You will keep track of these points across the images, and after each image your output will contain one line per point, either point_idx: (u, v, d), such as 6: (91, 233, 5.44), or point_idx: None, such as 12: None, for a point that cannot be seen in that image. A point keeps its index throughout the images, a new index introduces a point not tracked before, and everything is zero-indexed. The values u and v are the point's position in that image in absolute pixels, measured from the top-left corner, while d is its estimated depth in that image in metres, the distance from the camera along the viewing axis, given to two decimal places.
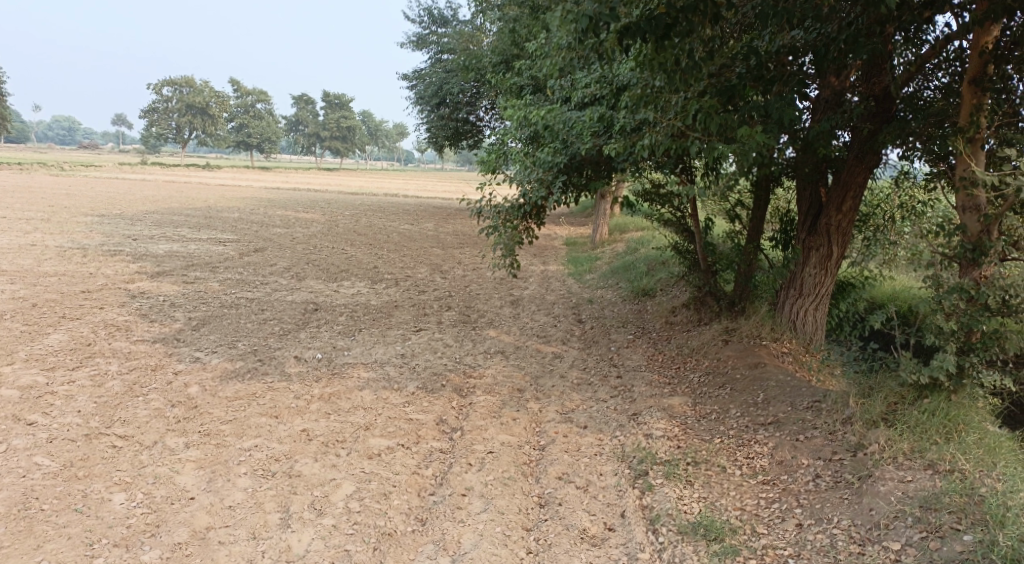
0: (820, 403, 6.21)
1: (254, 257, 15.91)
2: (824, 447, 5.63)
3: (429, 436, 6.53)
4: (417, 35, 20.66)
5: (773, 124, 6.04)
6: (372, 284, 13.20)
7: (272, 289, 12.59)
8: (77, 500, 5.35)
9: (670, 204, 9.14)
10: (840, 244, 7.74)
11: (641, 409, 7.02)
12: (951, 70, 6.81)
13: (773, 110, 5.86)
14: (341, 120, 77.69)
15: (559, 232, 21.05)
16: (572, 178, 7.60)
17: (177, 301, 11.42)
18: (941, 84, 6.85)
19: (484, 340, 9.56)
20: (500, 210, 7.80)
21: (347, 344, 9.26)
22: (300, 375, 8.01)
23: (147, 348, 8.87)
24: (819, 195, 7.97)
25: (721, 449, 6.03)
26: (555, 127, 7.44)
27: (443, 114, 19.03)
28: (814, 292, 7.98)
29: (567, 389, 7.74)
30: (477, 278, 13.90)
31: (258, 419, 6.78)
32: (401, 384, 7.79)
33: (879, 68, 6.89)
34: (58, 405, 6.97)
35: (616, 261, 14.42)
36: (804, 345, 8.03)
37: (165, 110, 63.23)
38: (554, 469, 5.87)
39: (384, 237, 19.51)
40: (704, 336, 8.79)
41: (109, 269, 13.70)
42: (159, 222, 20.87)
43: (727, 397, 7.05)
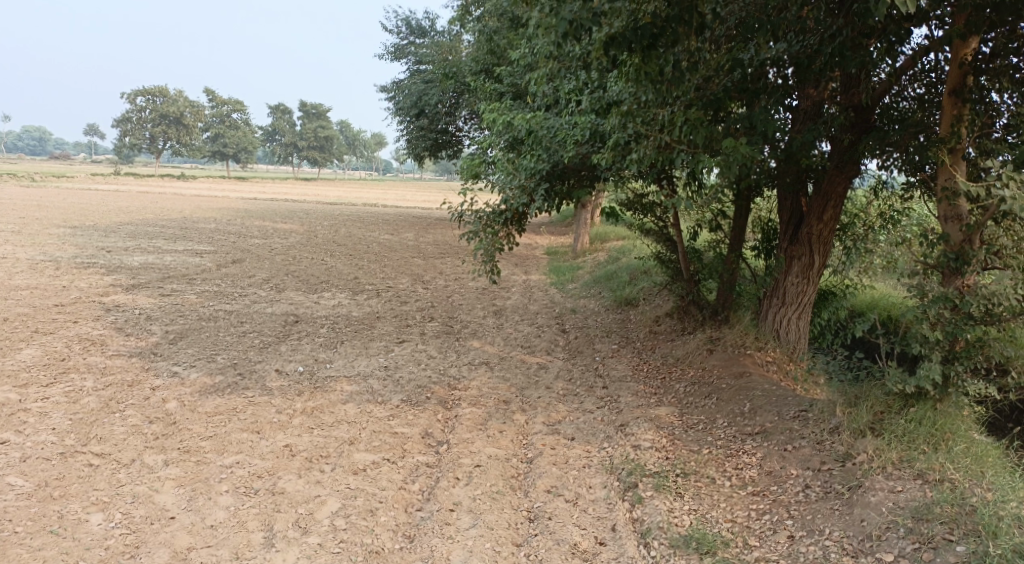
0: (806, 412, 6.22)
1: (232, 268, 15.71)
2: (812, 457, 5.63)
3: (415, 450, 6.44)
4: (396, 46, 20.61)
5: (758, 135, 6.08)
6: (353, 295, 13.07)
7: (251, 301, 12.43)
8: (53, 521, 5.19)
9: (652, 214, 9.15)
10: (822, 254, 7.77)
11: (628, 419, 6.99)
12: (927, 81, 6.84)
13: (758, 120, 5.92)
14: (318, 130, 77.30)
15: (540, 241, 21.04)
16: (556, 188, 7.58)
17: (154, 315, 11.22)
18: (917, 95, 6.88)
19: (467, 352, 9.49)
20: (481, 216, 7.75)
21: (329, 356, 9.14)
22: (282, 389, 7.88)
23: (123, 363, 8.69)
24: (801, 205, 8.01)
25: (710, 460, 6.01)
26: (538, 136, 7.41)
27: (422, 124, 18.97)
28: (797, 301, 8.01)
29: (553, 400, 7.69)
30: (459, 288, 13.82)
31: (239, 434, 6.65)
32: (386, 397, 7.69)
33: (857, 80, 6.92)
34: (32, 422, 6.79)
35: (598, 270, 14.42)
36: (788, 354, 8.05)
37: (139, 120, 62.54)
38: (542, 482, 5.81)
39: (364, 247, 19.37)
40: (689, 345, 8.79)
41: (83, 282, 13.45)
42: (134, 234, 20.57)
43: (713, 407, 7.04)
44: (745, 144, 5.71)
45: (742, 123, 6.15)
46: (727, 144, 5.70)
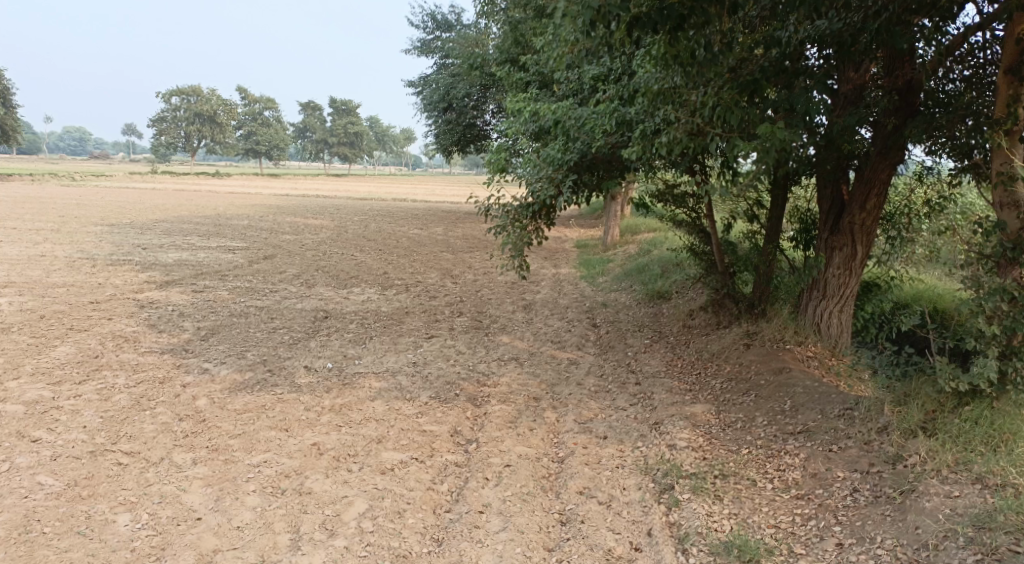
0: (852, 411, 5.97)
1: (264, 264, 15.75)
2: (860, 459, 5.39)
3: (443, 449, 6.31)
4: (423, 40, 20.49)
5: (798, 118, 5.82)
6: (382, 290, 13.00)
7: (282, 297, 12.41)
8: (80, 522, 5.15)
9: (685, 205, 8.91)
10: (865, 244, 7.47)
11: (663, 417, 6.78)
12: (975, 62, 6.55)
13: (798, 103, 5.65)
14: (349, 126, 77.71)
15: (570, 234, 20.81)
16: (585, 179, 7.38)
17: (186, 311, 11.25)
18: (965, 77, 6.60)
19: (497, 347, 9.35)
20: (509, 209, 7.57)
21: (357, 352, 9.05)
22: (311, 386, 7.80)
23: (155, 360, 8.69)
24: (842, 193, 7.71)
25: (750, 460, 5.79)
26: (566, 126, 7.21)
27: (450, 118, 18.86)
28: (839, 294, 7.73)
29: (584, 397, 7.50)
30: (488, 282, 13.68)
31: (268, 432, 6.58)
32: (414, 394, 7.57)
33: (901, 61, 6.62)
34: (64, 420, 6.78)
35: (630, 263, 14.17)
36: (830, 348, 7.78)
37: (174, 119, 63.45)
38: (575, 483, 5.64)
39: (394, 242, 19.32)
40: (725, 340, 8.55)
41: (117, 280, 13.56)
42: (169, 231, 20.77)
43: (752, 405, 6.81)
44: (784, 127, 5.43)
45: (780, 106, 5.86)
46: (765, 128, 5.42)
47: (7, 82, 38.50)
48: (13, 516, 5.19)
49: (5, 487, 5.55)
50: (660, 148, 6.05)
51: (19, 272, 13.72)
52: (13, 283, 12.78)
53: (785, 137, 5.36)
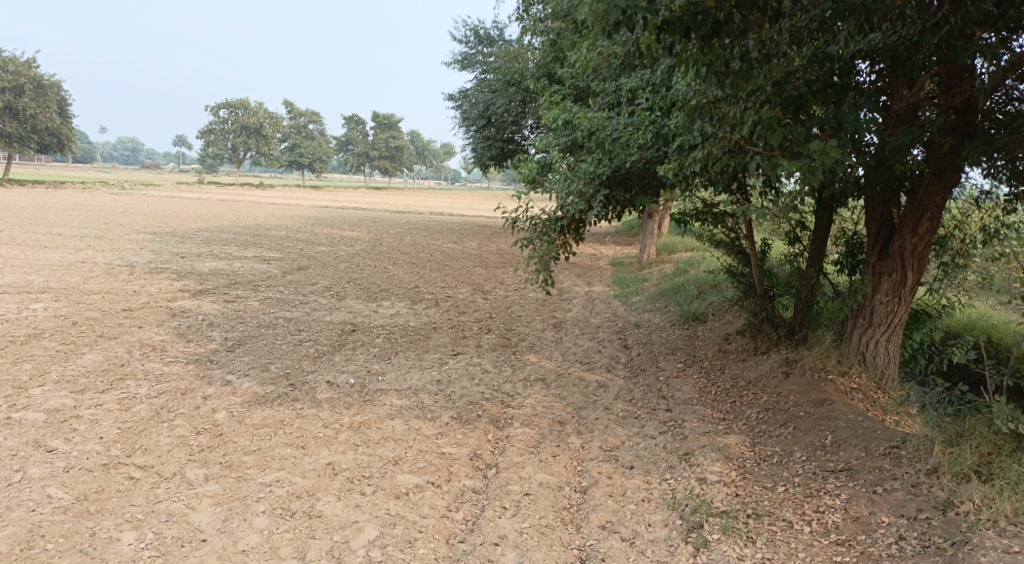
0: (898, 450, 5.64)
1: (297, 275, 15.73)
2: (907, 503, 4.99)
3: (461, 473, 6.06)
4: (464, 54, 20.44)
5: (844, 137, 5.48)
6: (412, 304, 12.83)
7: (312, 309, 12.31)
8: (84, 539, 5.01)
9: (724, 225, 8.60)
10: (915, 271, 7.10)
11: (693, 448, 6.44)
12: None
13: (847, 119, 5.31)
14: (390, 140, 78.47)
15: (605, 251, 20.51)
16: (617, 195, 7.12)
17: (216, 321, 11.19)
18: None
19: (524, 366, 9.08)
20: (537, 222, 7.35)
21: (381, 368, 8.87)
22: (331, 402, 7.61)
23: (179, 370, 8.60)
24: (891, 216, 7.35)
25: (786, 500, 5.44)
26: (599, 139, 6.96)
27: (487, 133, 18.77)
28: (887, 321, 7.38)
29: (611, 423, 7.19)
30: (520, 299, 13.44)
31: (283, 450, 6.37)
32: (436, 414, 7.33)
33: (959, 78, 6.28)
34: (81, 430, 6.66)
35: (665, 283, 13.82)
36: (876, 381, 7.42)
37: (221, 130, 64.72)
38: (596, 516, 5.34)
39: (428, 256, 19.22)
40: (762, 366, 8.23)
41: (152, 287, 13.62)
42: (208, 240, 20.96)
43: (790, 438, 6.49)
44: (833, 145, 5.08)
45: (827, 123, 5.49)
46: (812, 146, 5.08)
47: (62, 92, 39.55)
48: (17, 530, 5.07)
49: (14, 498, 5.43)
50: (696, 163, 5.82)
51: (58, 278, 13.86)
52: (50, 288, 12.90)
53: (834, 156, 5.00)
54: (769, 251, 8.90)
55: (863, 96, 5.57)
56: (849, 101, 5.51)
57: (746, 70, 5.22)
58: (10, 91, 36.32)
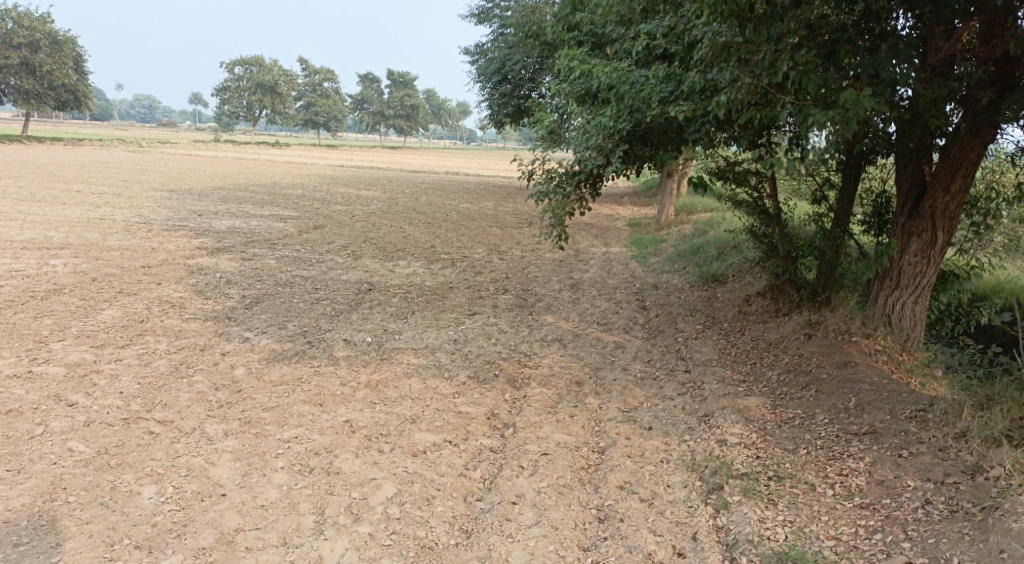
0: (924, 413, 5.57)
1: (313, 234, 15.69)
2: (934, 468, 4.92)
3: (479, 433, 6.05)
4: (481, 8, 20.05)
5: (879, 86, 5.26)
6: (429, 264, 12.78)
7: (328, 268, 12.28)
8: (105, 493, 5.05)
9: (747, 184, 8.52)
10: (946, 231, 6.95)
11: (713, 410, 6.39)
12: None
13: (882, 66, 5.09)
14: (406, 99, 77.72)
15: (622, 212, 20.30)
16: (638, 150, 6.95)
17: (233, 279, 11.18)
18: None
19: (541, 327, 9.03)
20: (553, 176, 7.22)
21: (398, 327, 8.84)
22: (348, 360, 7.61)
23: (197, 327, 8.61)
24: (923, 173, 7.17)
25: (808, 462, 5.39)
26: (622, 92, 6.78)
27: (504, 91, 18.49)
28: (915, 283, 7.24)
29: (629, 384, 7.13)
30: (536, 259, 13.33)
31: (301, 407, 6.37)
32: (453, 373, 7.32)
33: (999, 28, 6.00)
34: (101, 384, 6.69)
35: (683, 244, 13.66)
36: (901, 343, 7.32)
37: (236, 88, 64.30)
38: (615, 477, 5.31)
39: (444, 215, 19.07)
40: (784, 328, 8.14)
41: (170, 244, 13.62)
42: (225, 198, 20.93)
43: (812, 401, 6.45)
44: (870, 93, 4.86)
45: (863, 72, 5.24)
46: (845, 94, 4.88)
47: (78, 48, 39.31)
48: (39, 482, 5.12)
49: (36, 451, 5.47)
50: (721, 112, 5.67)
51: (76, 234, 13.89)
52: (69, 244, 12.94)
53: (871, 104, 4.80)
54: (792, 210, 8.75)
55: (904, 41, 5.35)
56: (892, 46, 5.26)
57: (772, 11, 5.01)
58: (26, 46, 36.22)
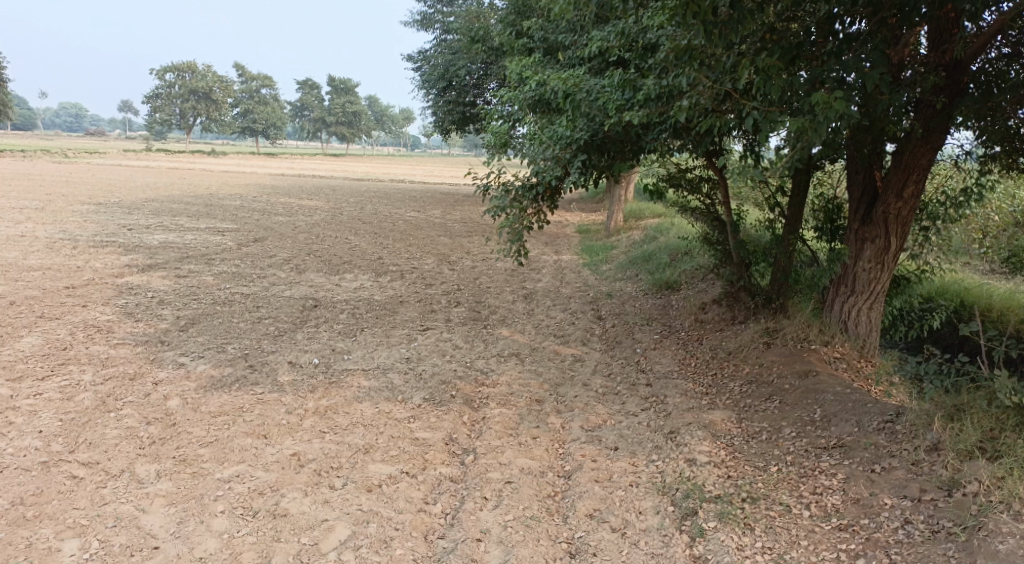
0: (893, 424, 5.43)
1: (253, 247, 15.06)
2: (909, 483, 4.78)
3: (437, 461, 5.69)
4: (423, 14, 19.68)
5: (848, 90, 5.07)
6: (376, 276, 12.33)
7: (270, 284, 11.72)
8: (20, 552, 4.54)
9: (699, 192, 8.40)
10: (899, 236, 6.89)
11: (678, 426, 6.16)
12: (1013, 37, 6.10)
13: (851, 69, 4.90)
14: (348, 106, 76.59)
15: (571, 218, 20.16)
16: (595, 160, 6.70)
17: (166, 298, 10.54)
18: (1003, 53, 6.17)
19: (497, 341, 8.71)
20: (510, 189, 6.92)
21: (347, 347, 8.40)
22: (294, 385, 7.14)
23: (127, 353, 8.02)
24: (875, 179, 7.10)
25: (781, 481, 5.18)
26: (577, 98, 6.51)
27: (449, 97, 18.17)
28: (870, 289, 7.17)
29: (591, 400, 6.86)
30: (487, 270, 13.01)
31: (243, 440, 5.91)
32: (406, 395, 6.93)
33: (949, 32, 6.07)
34: (17, 423, 6.10)
35: (635, 250, 13.54)
36: (858, 349, 7.24)
37: (168, 95, 62.26)
38: (583, 505, 5.03)
39: (390, 225, 18.60)
40: (742, 337, 8.00)
41: (97, 262, 12.84)
42: (157, 211, 20.01)
43: (777, 413, 6.28)
44: (842, 98, 4.68)
45: (828, 77, 5.04)
46: (814, 101, 4.69)
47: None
48: None
49: None
50: (683, 118, 5.45)
51: None
52: None
53: (844, 110, 4.63)
54: (745, 217, 8.63)
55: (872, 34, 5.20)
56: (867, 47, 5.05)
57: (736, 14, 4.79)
58: None
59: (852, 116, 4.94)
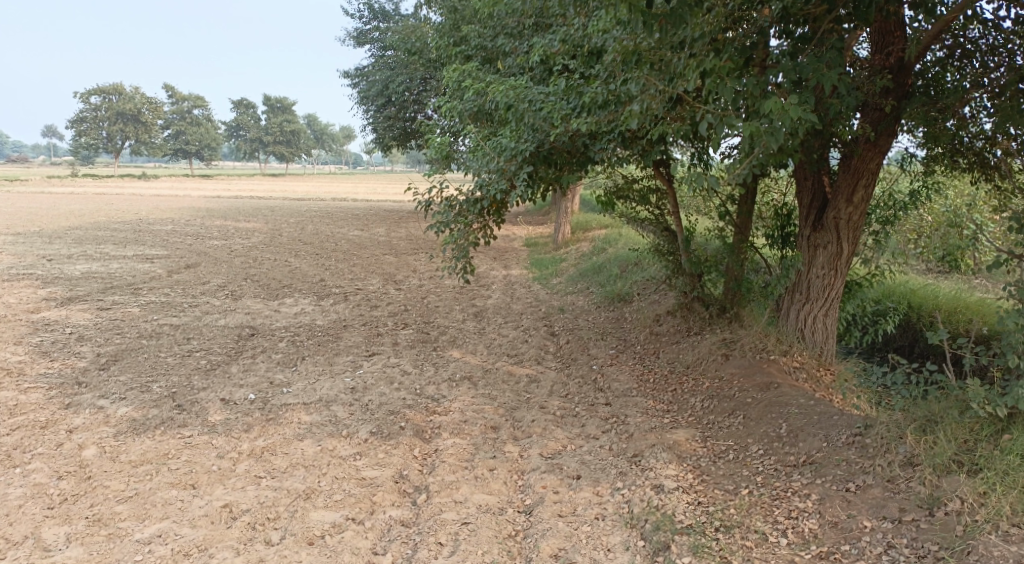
0: (862, 437, 5.18)
1: (185, 274, 14.29)
2: (888, 503, 4.51)
3: (386, 503, 5.23)
4: (358, 30, 19.19)
5: (807, 91, 4.78)
6: (318, 300, 11.76)
7: (203, 313, 11.04)
8: None
9: (647, 203, 8.13)
10: (851, 241, 6.71)
11: (642, 448, 5.81)
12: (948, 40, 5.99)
13: (809, 70, 4.63)
14: (285, 125, 75.15)
15: (518, 232, 19.84)
16: (541, 171, 6.34)
17: (87, 334, 9.79)
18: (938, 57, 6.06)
19: (447, 364, 8.28)
20: (453, 203, 6.53)
21: (286, 378, 7.85)
22: (227, 425, 6.58)
23: (40, 398, 7.33)
24: (824, 185, 6.94)
25: (754, 505, 4.86)
26: (520, 106, 6.15)
27: (389, 113, 17.69)
28: (824, 296, 6.97)
29: (549, 424, 6.47)
30: (435, 288, 12.56)
31: (167, 493, 5.35)
32: (352, 429, 6.43)
33: (891, 35, 5.91)
34: None
35: (584, 262, 13.27)
36: (816, 357, 7.03)
37: (95, 119, 60.03)
38: (547, 544, 4.63)
39: (332, 245, 17.96)
40: (700, 349, 7.74)
41: (11, 298, 11.95)
42: (81, 239, 19.00)
43: (742, 430, 5.99)
44: (800, 101, 4.42)
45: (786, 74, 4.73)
46: (771, 104, 4.40)
47: None
48: None
49: None
50: (633, 121, 5.13)
51: None
52: None
53: (801, 115, 4.37)
54: (695, 225, 8.38)
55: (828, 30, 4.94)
56: (828, 44, 4.76)
57: (676, 11, 4.42)
58: None
59: (811, 121, 4.70)
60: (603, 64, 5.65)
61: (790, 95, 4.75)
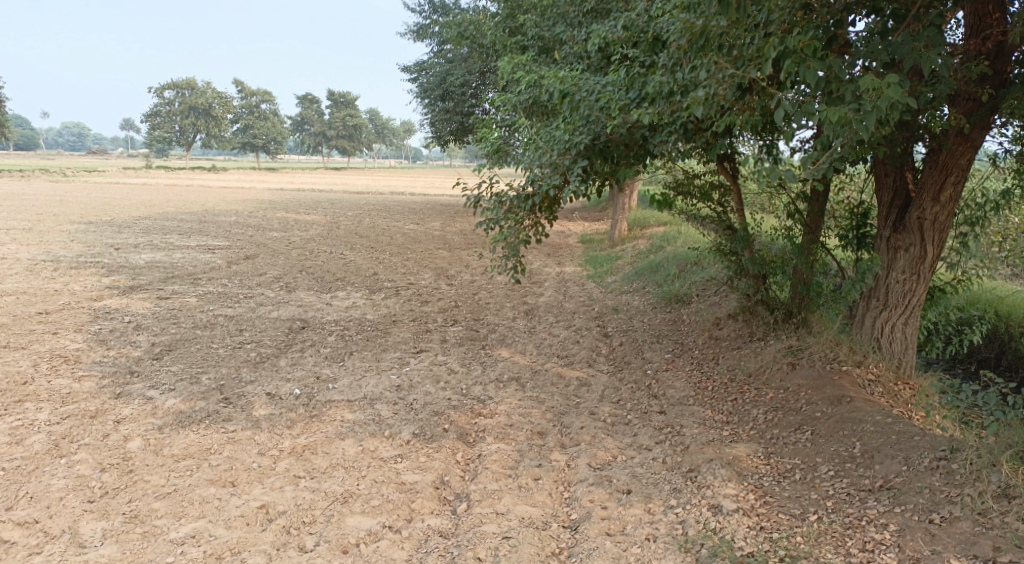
0: (948, 462, 4.75)
1: (243, 265, 14.40)
2: (978, 540, 4.08)
3: (425, 511, 5.01)
4: (418, 25, 19.13)
5: (900, 75, 4.35)
6: (370, 294, 11.66)
7: (257, 304, 11.05)
8: None
9: (709, 200, 7.68)
10: (936, 243, 6.19)
11: (698, 463, 5.43)
12: None
13: (902, 52, 4.21)
14: (347, 119, 76.24)
15: (573, 228, 19.48)
16: (597, 165, 6.01)
17: (143, 323, 9.86)
18: None
19: (495, 364, 8.02)
20: (504, 200, 6.25)
21: (333, 373, 7.71)
22: (270, 420, 6.46)
23: (91, 387, 7.35)
24: (906, 183, 6.42)
25: (823, 534, 4.45)
26: (577, 97, 5.83)
27: (447, 107, 17.55)
28: (904, 302, 6.46)
29: (599, 432, 6.15)
30: (487, 284, 12.34)
31: (204, 490, 5.24)
32: (394, 430, 6.23)
33: (989, 18, 5.36)
34: None
35: (640, 261, 12.86)
36: (893, 368, 6.52)
37: (168, 112, 61.96)
38: None
39: (388, 239, 17.94)
40: (764, 356, 7.28)
41: (76, 285, 12.21)
42: (147, 228, 19.45)
43: (810, 447, 5.56)
44: (894, 84, 4.00)
45: (874, 58, 4.33)
46: (862, 88, 3.98)
47: None
48: None
49: None
50: (699, 109, 4.75)
51: None
52: None
53: (895, 100, 3.94)
54: (760, 224, 7.90)
55: (923, 7, 4.49)
56: (925, 19, 4.30)
57: None
58: None
59: (905, 104, 4.26)
60: (667, 52, 5.29)
61: (881, 78, 4.34)
